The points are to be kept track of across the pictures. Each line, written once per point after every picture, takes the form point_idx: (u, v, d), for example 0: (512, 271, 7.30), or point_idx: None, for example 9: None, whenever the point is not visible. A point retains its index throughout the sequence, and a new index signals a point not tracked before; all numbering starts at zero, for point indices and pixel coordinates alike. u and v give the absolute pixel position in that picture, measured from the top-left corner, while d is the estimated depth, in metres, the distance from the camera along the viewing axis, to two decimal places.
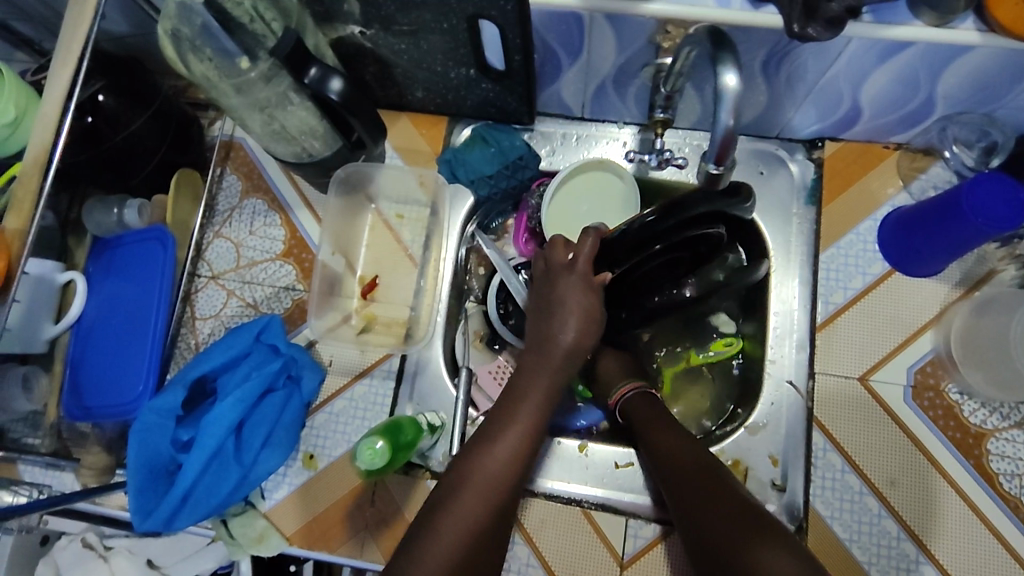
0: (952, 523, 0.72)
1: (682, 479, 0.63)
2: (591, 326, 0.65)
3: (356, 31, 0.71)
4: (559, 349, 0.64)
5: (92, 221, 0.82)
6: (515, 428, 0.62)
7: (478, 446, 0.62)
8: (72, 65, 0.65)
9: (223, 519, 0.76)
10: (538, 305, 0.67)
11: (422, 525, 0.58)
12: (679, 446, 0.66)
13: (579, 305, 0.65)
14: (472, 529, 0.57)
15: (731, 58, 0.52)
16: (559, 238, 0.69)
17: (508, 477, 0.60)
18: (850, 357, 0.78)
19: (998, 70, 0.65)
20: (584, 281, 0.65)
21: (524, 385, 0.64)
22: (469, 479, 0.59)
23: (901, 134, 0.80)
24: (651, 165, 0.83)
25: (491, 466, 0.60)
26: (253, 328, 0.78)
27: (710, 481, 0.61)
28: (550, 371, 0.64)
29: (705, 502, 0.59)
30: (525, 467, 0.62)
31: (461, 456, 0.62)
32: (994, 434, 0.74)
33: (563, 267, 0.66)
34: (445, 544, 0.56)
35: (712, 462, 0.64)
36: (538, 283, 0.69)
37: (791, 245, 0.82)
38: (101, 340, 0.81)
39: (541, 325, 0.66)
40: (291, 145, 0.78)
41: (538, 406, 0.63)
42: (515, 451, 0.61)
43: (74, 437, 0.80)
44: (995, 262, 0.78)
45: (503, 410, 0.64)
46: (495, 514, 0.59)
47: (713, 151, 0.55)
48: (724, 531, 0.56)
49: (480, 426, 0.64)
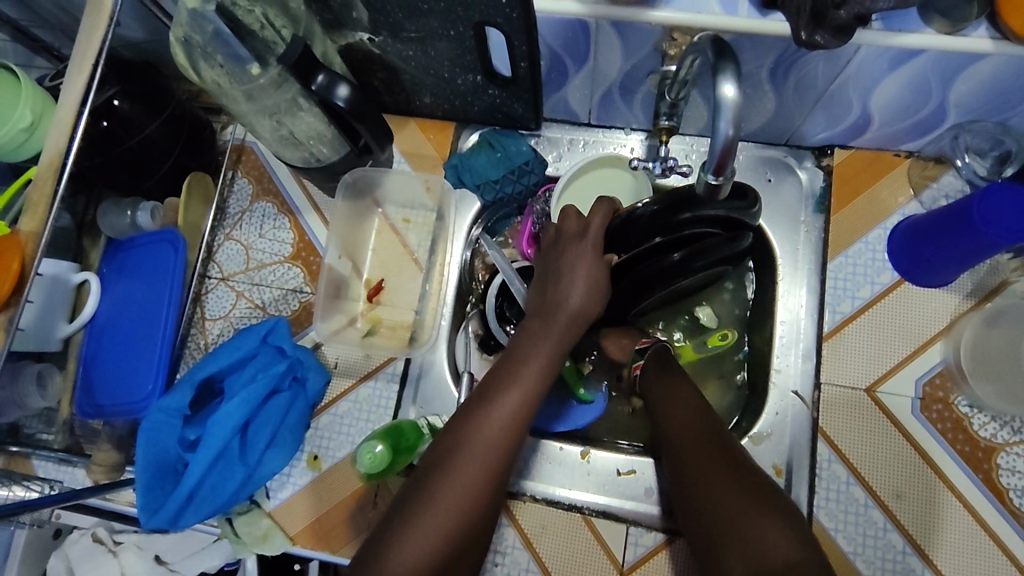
0: (959, 538, 0.71)
1: (686, 452, 0.64)
2: (598, 292, 0.64)
3: (365, 38, 0.72)
4: (564, 314, 0.63)
5: (106, 222, 0.84)
6: (513, 391, 0.60)
7: (476, 411, 0.60)
8: (87, 70, 0.66)
9: (229, 518, 0.77)
10: (545, 269, 0.67)
11: (416, 493, 0.57)
12: (689, 422, 0.67)
13: (587, 273, 0.64)
14: (472, 494, 0.58)
15: (733, 68, 0.52)
16: (571, 208, 0.68)
17: (507, 441, 0.59)
18: (857, 367, 0.77)
19: (1011, 78, 0.64)
20: (591, 250, 0.64)
21: (524, 348, 0.62)
22: (465, 445, 0.58)
23: (912, 142, 0.79)
24: (654, 173, 0.73)
25: (486, 431, 0.59)
26: (261, 328, 0.80)
27: (715, 454, 0.62)
28: (553, 335, 0.62)
29: (710, 474, 0.60)
30: (524, 431, 0.61)
31: (456, 421, 0.60)
32: (1004, 448, 0.73)
33: (574, 236, 0.66)
34: (439, 512, 0.56)
35: (720, 436, 0.65)
36: (547, 252, 0.69)
37: (799, 253, 0.81)
38: (112, 339, 0.82)
39: (548, 290, 0.65)
40: (299, 150, 0.79)
41: (539, 370, 0.62)
42: (513, 416, 0.60)
43: (86, 433, 0.82)
44: (1007, 273, 0.77)
45: (505, 375, 0.62)
46: (491, 481, 0.59)
47: (713, 161, 0.54)
48: (724, 503, 0.57)
49: (479, 386, 0.63)
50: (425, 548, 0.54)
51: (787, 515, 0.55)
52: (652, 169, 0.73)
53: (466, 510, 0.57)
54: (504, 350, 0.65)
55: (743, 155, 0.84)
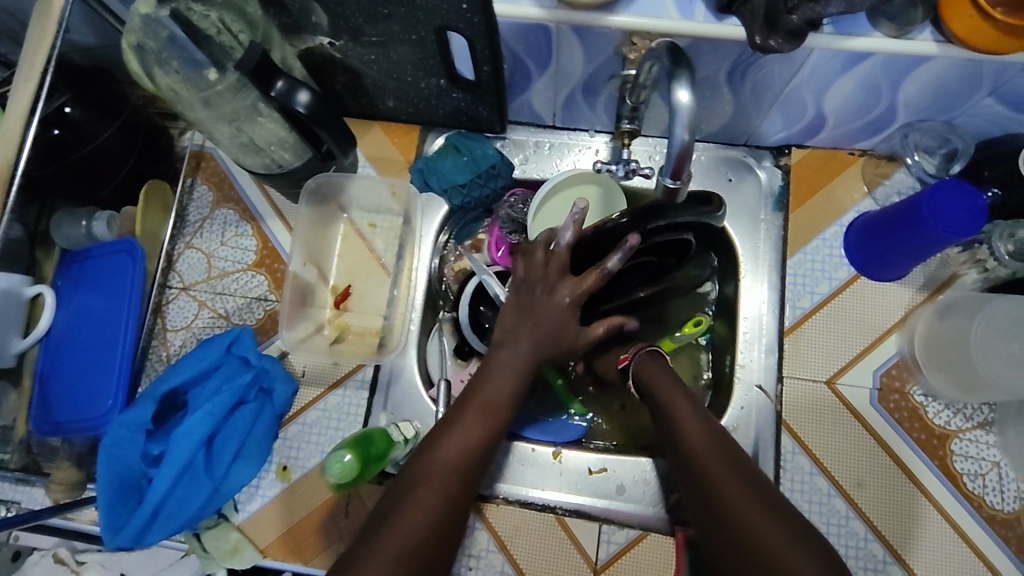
0: (917, 522, 0.74)
1: (712, 477, 0.59)
2: (558, 334, 0.67)
3: (325, 42, 0.71)
4: (525, 352, 0.66)
5: (59, 234, 0.81)
6: (482, 419, 0.63)
7: (442, 436, 0.61)
8: (35, 78, 0.65)
9: (196, 533, 0.76)
10: (514, 309, 0.69)
11: (390, 510, 0.56)
12: (705, 437, 0.63)
13: (554, 320, 0.67)
14: (442, 511, 0.56)
15: (688, 73, 0.53)
16: (540, 241, 0.68)
17: (472, 463, 0.60)
18: (817, 361, 0.79)
19: (956, 79, 0.66)
20: (572, 305, 0.66)
21: (490, 382, 0.65)
22: (438, 470, 0.59)
23: (865, 141, 0.81)
24: (617, 174, 0.80)
25: (451, 454, 0.60)
26: (225, 339, 0.78)
27: (743, 483, 0.58)
28: (513, 369, 0.66)
29: (740, 501, 0.57)
30: (488, 457, 0.62)
31: (424, 445, 0.62)
32: (957, 434, 0.76)
33: (542, 278, 0.67)
34: (415, 524, 0.55)
35: (740, 459, 0.61)
36: (516, 288, 0.69)
37: (760, 252, 0.83)
38: (70, 354, 0.80)
39: (517, 329, 0.67)
40: (261, 156, 0.78)
41: (501, 398, 0.64)
42: (478, 441, 0.61)
43: (44, 452, 0.79)
44: (957, 266, 0.80)
45: (469, 402, 0.64)
46: (453, 508, 0.57)
47: (671, 165, 0.56)
48: (757, 541, 0.53)
49: (445, 413, 0.65)
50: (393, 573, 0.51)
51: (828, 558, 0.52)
52: (615, 172, 0.80)
53: (439, 525, 0.55)
54: (468, 381, 0.67)
55: (704, 156, 0.86)
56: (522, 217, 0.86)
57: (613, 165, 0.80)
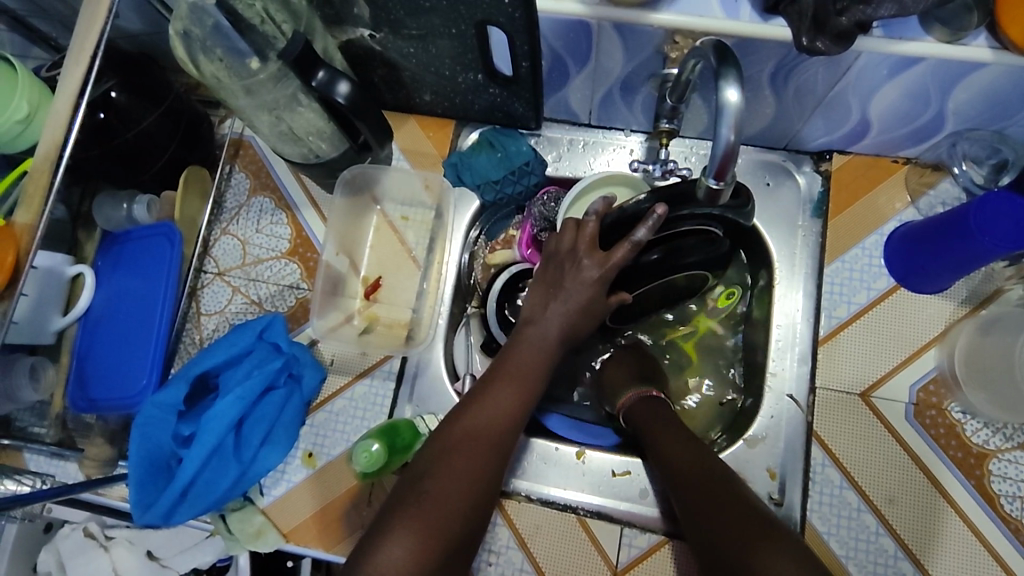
0: (949, 541, 0.72)
1: (697, 490, 0.61)
2: (587, 315, 0.67)
3: (366, 34, 0.72)
4: (555, 328, 0.67)
5: (101, 215, 0.83)
6: (508, 389, 0.65)
7: (473, 403, 0.64)
8: (85, 62, 0.68)
9: (222, 514, 0.77)
10: (542, 286, 0.69)
11: (425, 473, 0.59)
12: (690, 450, 0.66)
13: (580, 295, 0.66)
14: (477, 475, 0.60)
15: (735, 73, 0.53)
16: (568, 222, 0.69)
17: (502, 430, 0.63)
18: (852, 372, 0.77)
19: (1009, 87, 0.64)
20: (601, 281, 0.65)
21: (518, 352, 0.67)
22: (467, 438, 0.62)
23: (911, 149, 0.79)
24: (654, 175, 0.77)
25: (484, 421, 0.63)
26: (257, 325, 0.79)
27: (719, 490, 0.59)
28: (546, 343, 0.67)
29: (724, 509, 0.57)
30: (518, 426, 0.65)
31: (457, 411, 0.65)
32: (996, 454, 0.74)
33: (570, 255, 0.67)
34: (450, 486, 0.58)
35: (726, 476, 0.61)
36: (546, 264, 0.70)
37: (796, 258, 0.81)
38: (106, 334, 0.82)
39: (550, 299, 0.67)
40: (298, 146, 0.79)
41: (532, 368, 0.66)
42: (510, 409, 0.64)
43: (79, 428, 0.81)
44: (1001, 281, 0.78)
45: (501, 372, 0.66)
46: (488, 474, 0.61)
47: (714, 166, 0.55)
48: (728, 537, 0.55)
49: (477, 381, 0.67)
50: (420, 533, 0.55)
51: (792, 545, 0.53)
52: (652, 172, 0.77)
53: (473, 489, 0.59)
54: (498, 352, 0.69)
55: (742, 159, 0.85)
56: (554, 216, 0.84)
57: (649, 166, 0.78)
